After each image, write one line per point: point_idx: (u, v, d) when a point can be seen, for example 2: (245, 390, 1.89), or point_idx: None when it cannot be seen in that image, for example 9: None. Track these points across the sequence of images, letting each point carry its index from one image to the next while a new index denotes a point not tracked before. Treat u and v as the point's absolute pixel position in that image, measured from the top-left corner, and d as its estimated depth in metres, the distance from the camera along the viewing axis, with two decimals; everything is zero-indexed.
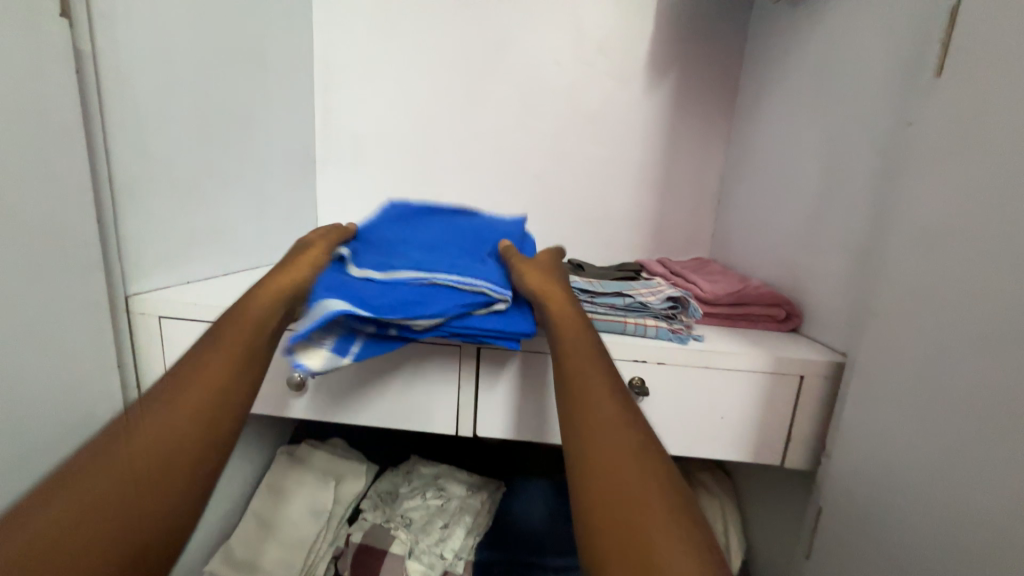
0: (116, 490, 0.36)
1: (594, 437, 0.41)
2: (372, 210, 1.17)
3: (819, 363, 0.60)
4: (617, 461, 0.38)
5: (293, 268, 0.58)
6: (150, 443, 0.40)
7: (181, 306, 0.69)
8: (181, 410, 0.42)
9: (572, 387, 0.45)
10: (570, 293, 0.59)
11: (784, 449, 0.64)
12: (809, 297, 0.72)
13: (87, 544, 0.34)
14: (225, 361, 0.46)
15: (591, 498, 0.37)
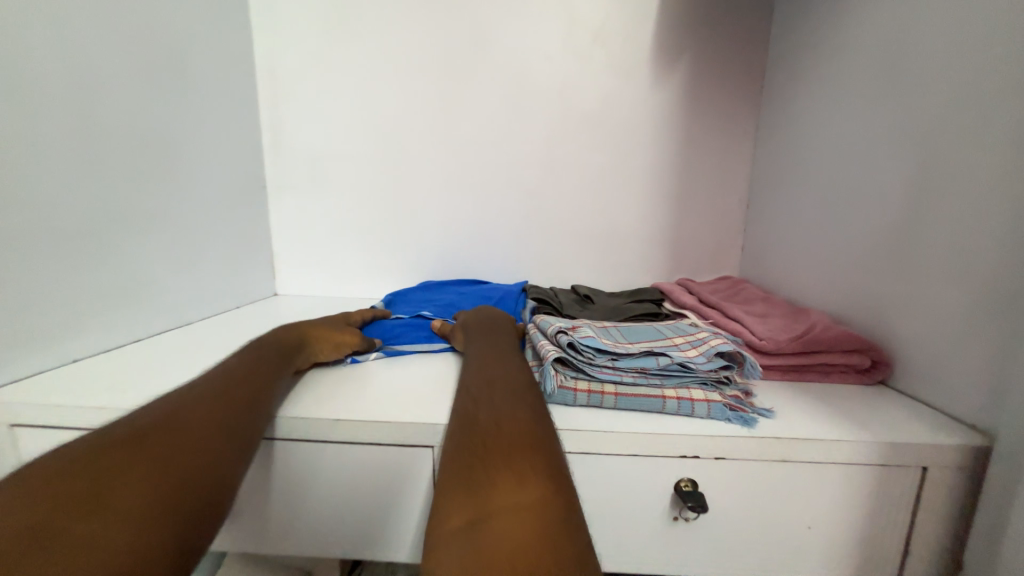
0: (181, 441, 0.35)
1: (485, 411, 0.39)
2: (337, 241, 0.99)
3: (950, 449, 0.42)
4: (500, 410, 0.39)
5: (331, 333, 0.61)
6: (167, 448, 0.34)
7: (39, 408, 0.49)
8: (198, 420, 0.38)
9: (478, 370, 0.47)
10: (498, 324, 0.63)
11: (895, 572, 0.45)
12: (903, 340, 0.54)
13: (156, 474, 0.32)
14: (235, 388, 0.44)
15: (471, 439, 0.36)
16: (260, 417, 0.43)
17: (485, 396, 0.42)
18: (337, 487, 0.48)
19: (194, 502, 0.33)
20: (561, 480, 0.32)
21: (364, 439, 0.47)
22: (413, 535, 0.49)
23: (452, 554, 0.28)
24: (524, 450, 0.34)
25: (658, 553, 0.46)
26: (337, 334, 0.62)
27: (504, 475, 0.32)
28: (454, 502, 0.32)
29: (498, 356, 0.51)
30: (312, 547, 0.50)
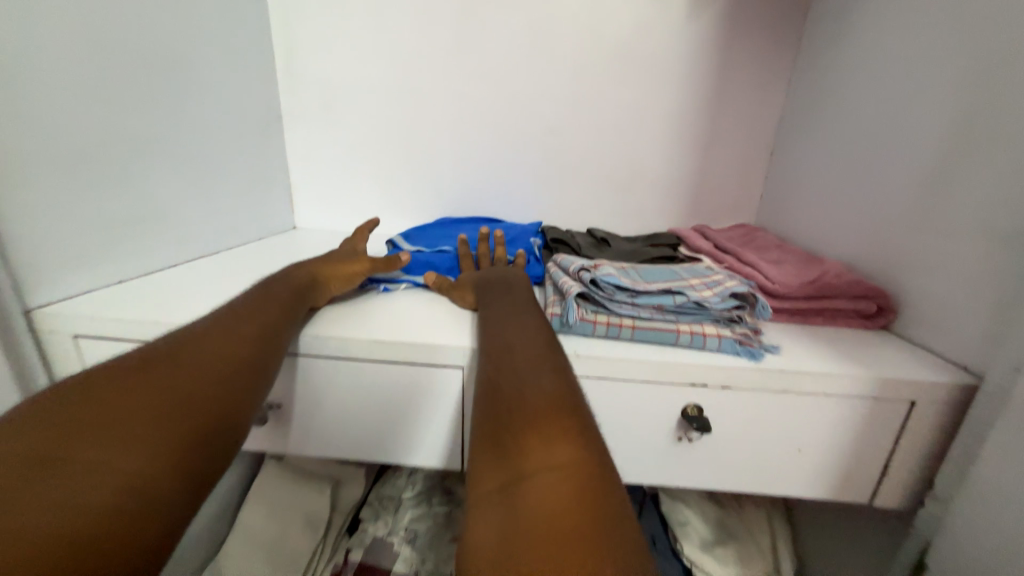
0: (156, 395, 0.36)
1: (510, 376, 0.40)
2: (354, 175, 0.98)
3: (941, 386, 0.45)
4: (526, 377, 0.40)
5: (343, 266, 0.61)
6: (151, 404, 0.35)
7: (99, 321, 0.53)
8: (188, 374, 0.39)
9: (499, 331, 0.48)
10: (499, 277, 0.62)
11: (872, 490, 0.50)
12: (914, 290, 0.56)
13: (121, 431, 0.33)
14: (237, 333, 0.44)
15: (500, 406, 0.37)
16: (269, 355, 0.45)
17: (507, 361, 0.43)
18: (371, 401, 0.53)
19: (181, 456, 0.34)
20: (593, 442, 0.33)
21: (397, 359, 0.52)
22: (442, 445, 0.54)
23: (489, 515, 0.30)
24: (553, 413, 0.35)
25: (661, 466, 0.51)
26: (346, 267, 0.61)
27: (535, 441, 0.33)
28: (488, 465, 0.34)
29: (512, 312, 0.51)
30: (351, 453, 0.55)
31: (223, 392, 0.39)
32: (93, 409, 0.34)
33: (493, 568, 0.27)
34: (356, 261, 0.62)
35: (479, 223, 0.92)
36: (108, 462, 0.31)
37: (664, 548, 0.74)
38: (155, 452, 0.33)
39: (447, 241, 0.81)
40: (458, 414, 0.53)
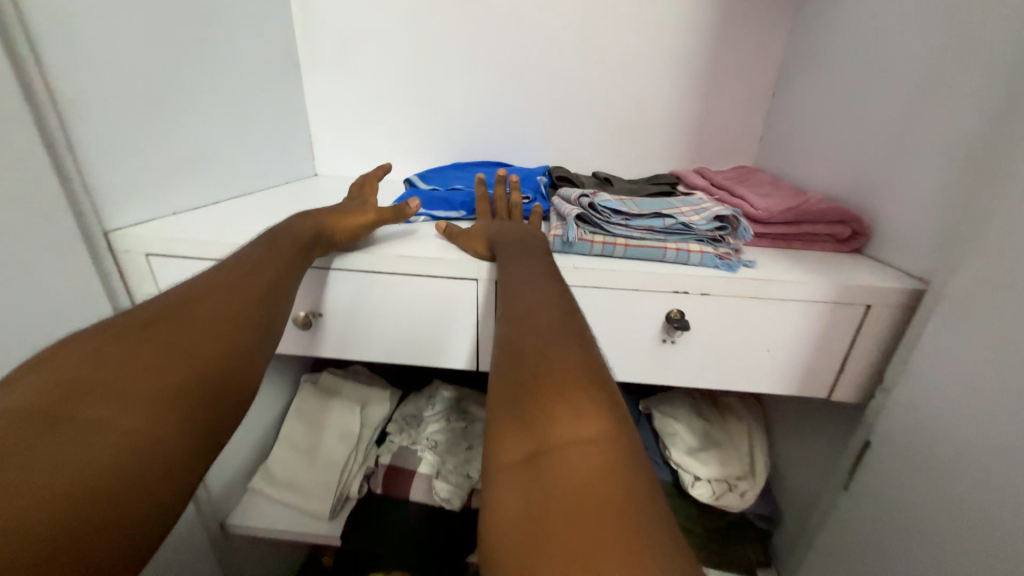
0: (154, 352, 0.37)
1: (532, 339, 0.39)
2: (371, 121, 1.03)
3: (893, 291, 0.52)
4: (548, 340, 0.38)
5: (350, 219, 0.59)
6: (156, 366, 0.36)
7: (167, 242, 0.62)
8: (191, 334, 0.39)
9: (517, 295, 0.46)
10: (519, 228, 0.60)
11: (830, 386, 0.58)
12: (885, 214, 0.61)
13: (123, 390, 0.34)
14: (237, 292, 0.45)
15: (524, 373, 0.36)
16: (269, 315, 0.46)
17: (529, 324, 0.41)
18: (399, 311, 0.62)
19: (187, 419, 0.36)
20: (619, 416, 0.33)
21: (421, 273, 0.60)
22: (460, 350, 0.63)
23: (516, 487, 0.30)
24: (580, 385, 0.34)
25: (649, 365, 0.59)
26: (354, 219, 0.60)
27: (563, 411, 0.32)
28: (513, 436, 0.33)
29: (529, 270, 0.50)
30: (382, 357, 0.65)
31: (227, 354, 0.40)
32: (95, 371, 0.35)
33: (522, 541, 0.27)
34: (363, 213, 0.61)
35: (489, 167, 0.98)
36: (112, 422, 0.33)
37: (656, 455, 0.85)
38: (162, 417, 0.35)
39: (460, 180, 0.86)
40: (475, 322, 0.61)
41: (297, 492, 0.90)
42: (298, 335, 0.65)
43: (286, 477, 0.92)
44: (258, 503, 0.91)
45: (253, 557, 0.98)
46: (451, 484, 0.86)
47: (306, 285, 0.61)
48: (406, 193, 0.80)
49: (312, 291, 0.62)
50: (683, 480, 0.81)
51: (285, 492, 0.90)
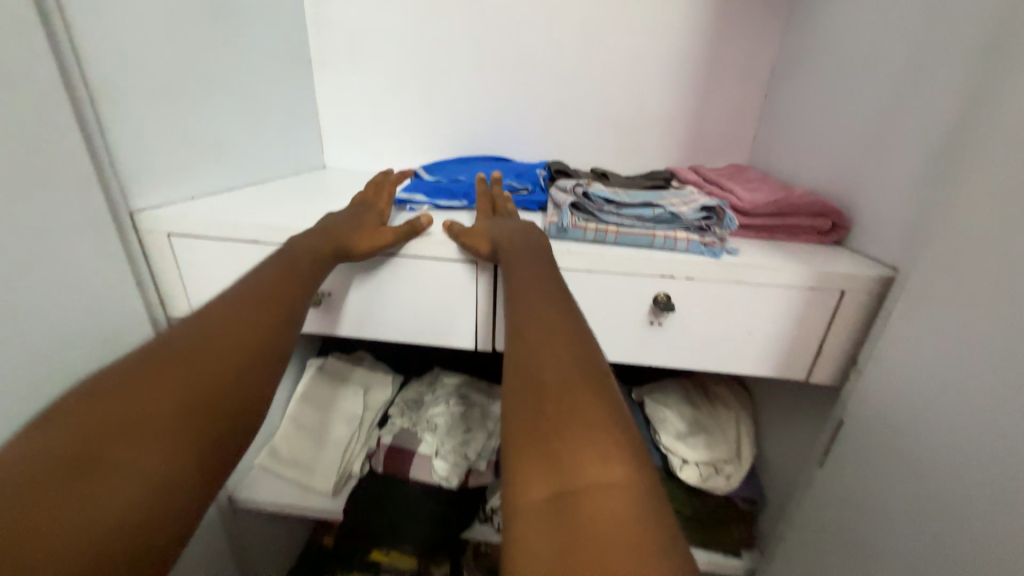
0: (175, 389, 0.40)
1: (549, 369, 0.39)
2: (378, 116, 1.07)
3: (865, 277, 0.56)
4: (566, 370, 0.39)
5: (367, 236, 0.61)
6: (160, 404, 0.39)
7: (188, 222, 0.66)
8: (195, 374, 0.42)
9: (528, 313, 0.46)
10: (527, 229, 0.59)
11: (808, 369, 0.62)
12: (863, 207, 0.65)
13: (148, 428, 0.38)
14: (251, 323, 0.48)
15: (544, 408, 0.37)
16: (280, 345, 0.49)
17: (544, 349, 0.41)
18: (403, 292, 0.66)
19: (203, 454, 0.39)
20: (642, 453, 0.34)
21: (424, 256, 0.64)
22: (461, 330, 0.68)
23: (545, 529, 0.31)
24: (602, 423, 0.35)
25: (637, 346, 0.63)
26: (370, 236, 0.61)
27: (588, 450, 0.33)
28: (537, 475, 0.34)
29: (539, 282, 0.50)
30: (386, 336, 0.69)
31: (231, 388, 0.43)
32: (108, 412, 0.38)
33: None
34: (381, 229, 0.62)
35: (491, 161, 1.01)
36: (139, 463, 0.36)
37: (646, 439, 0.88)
38: (168, 457, 0.37)
39: (462, 173, 0.90)
40: (473, 304, 0.66)
41: (301, 469, 0.94)
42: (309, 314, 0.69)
43: (289, 454, 0.95)
44: (263, 479, 0.95)
45: (258, 532, 1.01)
46: (449, 463, 0.89)
47: None
48: (411, 184, 0.83)
49: None
50: (671, 463, 0.84)
51: (289, 470, 0.94)
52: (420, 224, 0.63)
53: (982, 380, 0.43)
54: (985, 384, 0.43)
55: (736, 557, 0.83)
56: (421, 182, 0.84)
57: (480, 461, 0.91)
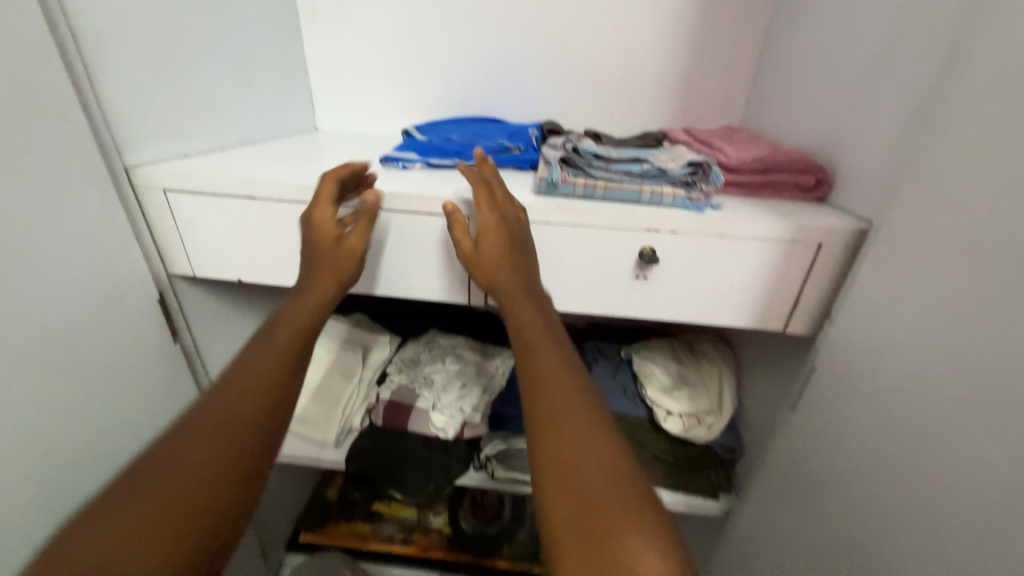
0: (175, 491, 0.46)
1: (580, 459, 0.44)
2: (368, 75, 1.06)
3: (842, 229, 0.58)
4: (595, 459, 0.44)
5: (337, 257, 0.61)
6: (158, 511, 0.44)
7: (184, 178, 0.67)
8: (190, 463, 0.47)
9: (544, 392, 0.49)
10: (519, 258, 0.58)
11: (786, 320, 0.65)
12: (846, 164, 0.66)
13: (148, 534, 0.43)
14: (241, 410, 0.52)
15: (586, 501, 0.42)
16: (274, 426, 0.54)
17: (572, 436, 0.46)
18: (396, 246, 0.67)
19: (195, 554, 0.45)
20: (673, 537, 0.41)
21: (416, 210, 0.64)
22: (453, 285, 0.69)
23: None
24: (636, 512, 0.41)
25: (623, 298, 0.65)
26: (335, 259, 0.61)
27: (635, 543, 0.39)
28: (590, 564, 0.39)
29: (550, 350, 0.53)
30: (381, 291, 0.71)
31: (226, 481, 0.48)
32: (118, 521, 0.43)
33: None
34: (342, 244, 0.61)
35: (483, 122, 1.01)
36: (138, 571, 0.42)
37: (632, 395, 0.95)
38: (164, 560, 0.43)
39: (453, 133, 0.90)
40: (465, 259, 0.67)
41: (303, 423, 0.98)
42: None
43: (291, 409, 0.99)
44: None
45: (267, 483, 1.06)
46: (446, 416, 0.93)
47: None
48: (403, 143, 0.84)
49: None
50: (657, 415, 0.89)
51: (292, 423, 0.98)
52: (369, 202, 0.61)
53: (945, 319, 0.46)
54: (948, 324, 0.46)
55: (714, 500, 0.88)
56: (413, 142, 0.84)
57: (474, 415, 0.95)
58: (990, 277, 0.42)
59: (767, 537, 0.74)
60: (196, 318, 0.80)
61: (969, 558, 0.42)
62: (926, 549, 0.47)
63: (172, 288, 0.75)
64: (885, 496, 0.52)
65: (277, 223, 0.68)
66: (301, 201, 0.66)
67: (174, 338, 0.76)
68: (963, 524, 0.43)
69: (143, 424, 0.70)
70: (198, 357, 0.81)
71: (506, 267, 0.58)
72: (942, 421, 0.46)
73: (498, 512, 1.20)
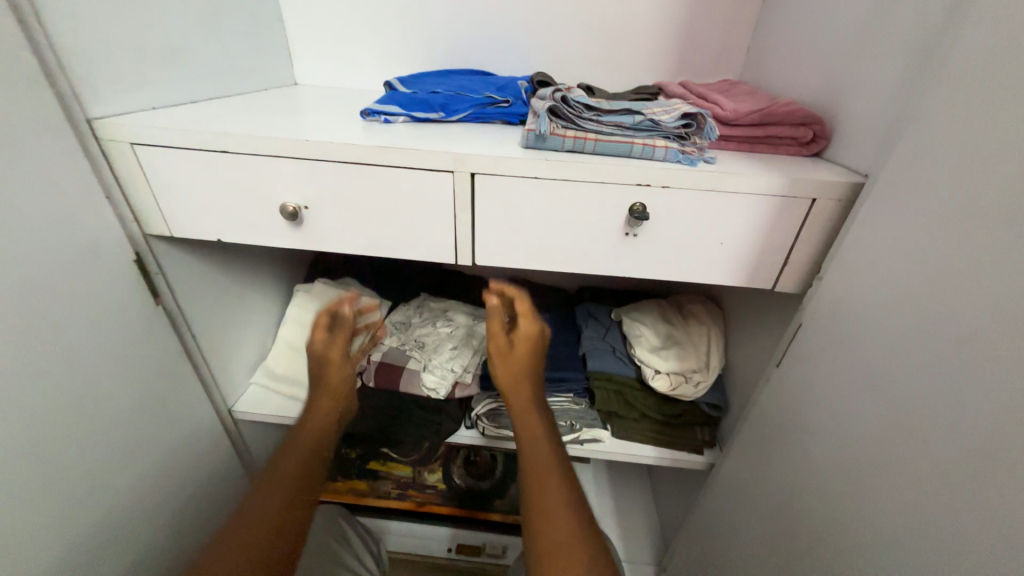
0: (265, 516, 0.63)
1: (562, 551, 0.56)
2: (347, 21, 0.98)
3: (837, 183, 0.57)
4: (572, 552, 0.56)
5: (337, 366, 0.85)
6: (251, 529, 0.61)
7: (152, 130, 0.63)
8: (270, 505, 0.65)
9: (534, 488, 0.62)
10: (534, 391, 0.74)
11: (776, 277, 0.65)
12: (846, 116, 0.64)
13: (246, 542, 0.59)
14: (295, 469, 0.71)
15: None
16: (307, 457, 0.73)
17: (558, 539, 0.57)
18: (381, 204, 0.65)
19: (276, 543, 0.61)
20: None
21: (400, 165, 0.62)
22: (440, 243, 0.67)
23: None
24: None
25: (612, 257, 0.65)
26: (332, 377, 0.84)
27: None
28: None
29: (544, 448, 0.66)
30: (368, 251, 0.69)
31: (286, 508, 0.65)
32: (232, 544, 0.59)
33: None
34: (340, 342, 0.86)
35: (470, 74, 0.96)
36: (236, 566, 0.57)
37: (622, 354, 0.97)
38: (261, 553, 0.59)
39: (439, 86, 0.85)
40: (451, 215, 0.65)
41: (297, 385, 0.99)
42: (290, 227, 0.69)
43: (285, 372, 1.00)
44: (259, 394, 0.99)
45: (263, 443, 1.08)
46: (436, 376, 0.92)
47: (293, 177, 0.65)
48: (386, 96, 0.79)
49: (298, 183, 0.65)
50: (645, 374, 0.90)
51: (286, 386, 0.98)
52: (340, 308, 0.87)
53: (935, 270, 0.46)
54: (937, 277, 0.45)
55: (698, 454, 0.92)
56: (396, 93, 0.80)
57: (465, 374, 0.94)
58: (981, 227, 0.42)
59: (747, 487, 0.77)
60: (179, 279, 0.78)
61: (935, 498, 0.44)
62: (896, 493, 0.48)
63: (150, 248, 0.73)
64: (862, 446, 0.54)
65: (254, 179, 0.66)
66: (279, 156, 0.63)
67: (155, 300, 0.74)
68: (934, 468, 0.45)
69: (125, 385, 0.69)
70: (183, 320, 0.80)
71: (524, 371, 0.74)
72: (924, 370, 0.46)
73: (491, 467, 1.25)
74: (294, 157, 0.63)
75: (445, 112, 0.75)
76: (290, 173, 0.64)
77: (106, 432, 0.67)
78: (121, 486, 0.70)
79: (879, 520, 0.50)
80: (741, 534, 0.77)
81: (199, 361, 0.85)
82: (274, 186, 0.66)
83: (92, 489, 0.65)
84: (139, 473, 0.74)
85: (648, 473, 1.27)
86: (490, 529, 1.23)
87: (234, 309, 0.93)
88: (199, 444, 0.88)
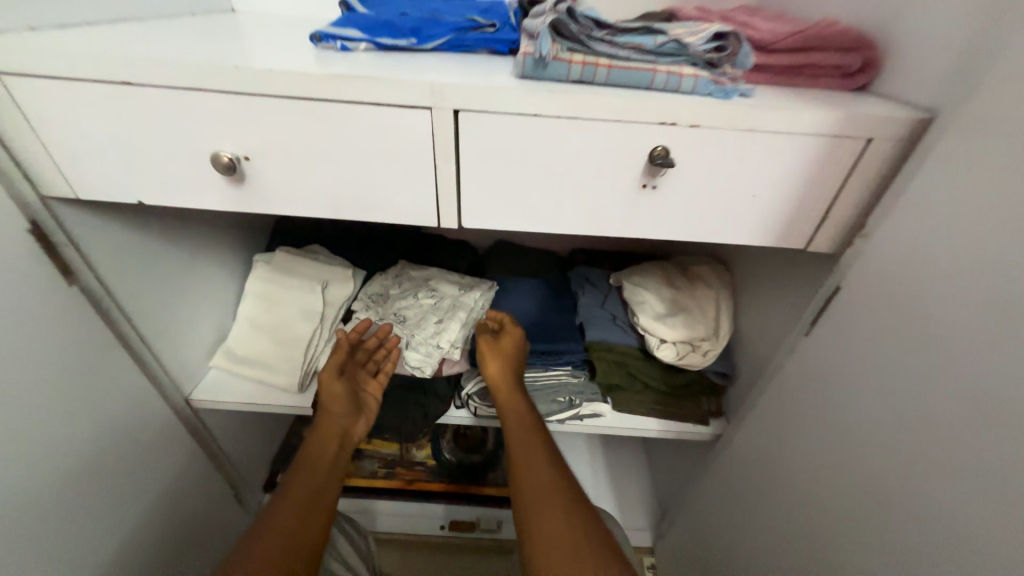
0: (284, 526, 0.65)
1: (564, 529, 0.63)
2: None
3: (898, 118, 0.47)
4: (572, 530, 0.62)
5: (334, 376, 0.78)
6: (273, 538, 0.63)
7: (33, 54, 0.48)
8: (288, 515, 0.66)
9: (527, 471, 0.70)
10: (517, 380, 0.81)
11: (811, 235, 0.56)
12: (903, 38, 0.53)
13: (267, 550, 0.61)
14: (312, 474, 0.71)
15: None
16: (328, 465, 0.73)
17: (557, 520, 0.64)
18: (343, 151, 0.52)
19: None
20: None
21: (364, 99, 0.49)
22: (419, 200, 0.55)
23: None
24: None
25: (625, 214, 0.55)
26: (331, 387, 0.77)
27: None
28: None
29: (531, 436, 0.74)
30: (330, 212, 0.57)
31: (304, 519, 0.67)
32: (254, 551, 0.61)
33: None
34: (337, 355, 0.79)
35: None
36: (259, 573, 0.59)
37: (623, 323, 0.89)
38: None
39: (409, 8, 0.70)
40: (432, 165, 0.52)
41: (263, 367, 0.87)
42: (230, 184, 0.56)
43: (248, 354, 0.88)
44: (221, 379, 0.88)
45: (234, 430, 0.99)
46: (420, 355, 0.83)
47: (228, 118, 0.51)
48: (344, 17, 0.64)
49: (235, 125, 0.51)
50: (650, 344, 0.82)
51: (250, 369, 0.87)
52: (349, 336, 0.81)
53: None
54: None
55: (703, 424, 0.87)
56: (356, 15, 0.65)
57: (453, 351, 0.84)
58: None
59: (759, 460, 0.72)
60: (99, 252, 0.64)
61: (996, 488, 0.38)
62: (945, 477, 0.42)
63: (50, 213, 0.58)
64: (903, 423, 0.47)
65: (179, 121, 0.52)
66: (205, 89, 0.49)
67: (67, 279, 0.60)
68: (995, 453, 0.38)
69: (44, 380, 0.57)
70: (111, 301, 0.67)
71: (509, 365, 0.79)
72: (992, 342, 0.39)
73: (481, 439, 1.21)
74: (226, 91, 0.49)
75: (417, 38, 0.61)
76: (224, 112, 0.51)
77: (32, 438, 0.55)
78: (63, 495, 0.60)
79: (917, 504, 0.45)
80: (752, 508, 0.73)
81: (141, 348, 0.73)
82: (204, 130, 0.52)
83: (21, 505, 0.54)
84: (84, 478, 0.63)
85: (644, 439, 1.24)
86: (484, 503, 1.19)
87: (180, 285, 0.80)
88: (157, 438, 0.77)
